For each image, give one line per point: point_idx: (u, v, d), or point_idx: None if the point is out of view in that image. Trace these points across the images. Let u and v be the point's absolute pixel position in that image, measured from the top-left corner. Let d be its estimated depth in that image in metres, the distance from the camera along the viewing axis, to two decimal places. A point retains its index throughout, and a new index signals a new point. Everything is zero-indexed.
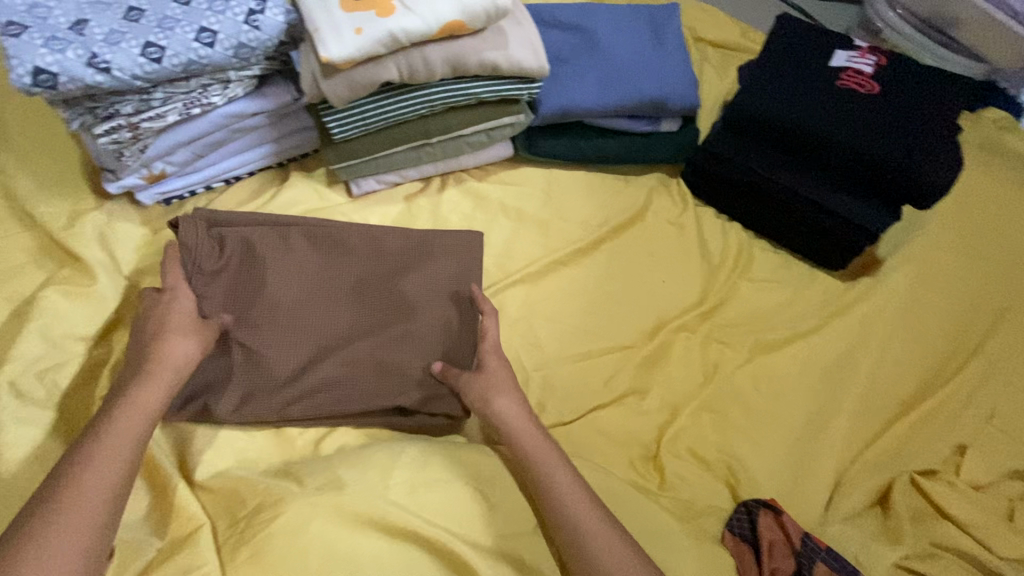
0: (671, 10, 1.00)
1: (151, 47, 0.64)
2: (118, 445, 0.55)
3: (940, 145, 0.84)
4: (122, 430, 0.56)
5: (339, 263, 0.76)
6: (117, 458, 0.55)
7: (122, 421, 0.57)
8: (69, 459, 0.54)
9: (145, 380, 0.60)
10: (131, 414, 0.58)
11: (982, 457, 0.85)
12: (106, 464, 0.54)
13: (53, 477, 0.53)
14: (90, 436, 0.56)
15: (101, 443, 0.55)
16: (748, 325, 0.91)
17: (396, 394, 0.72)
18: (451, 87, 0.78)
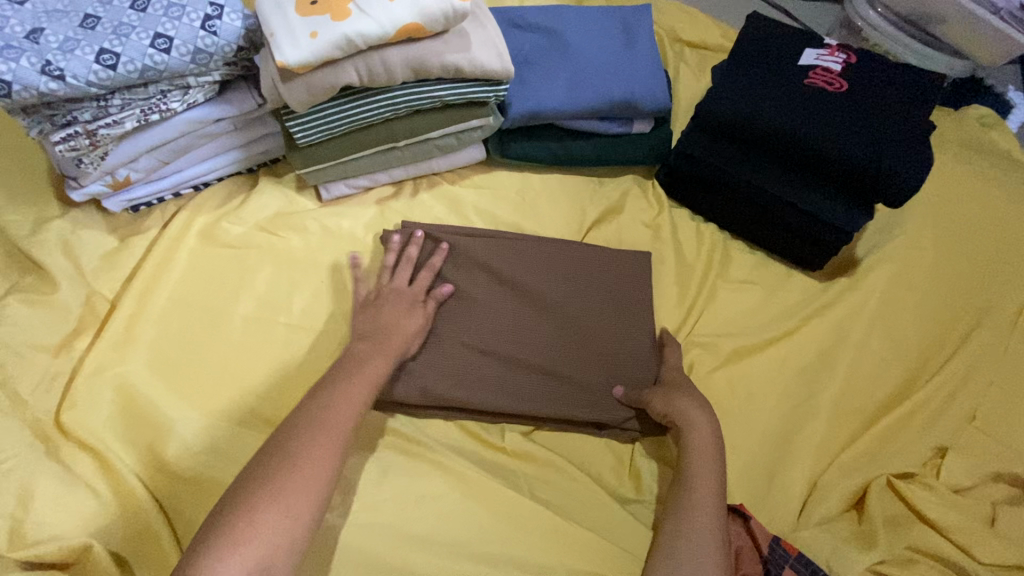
0: (643, 11, 1.00)
1: (106, 53, 0.64)
2: (334, 433, 0.59)
3: (910, 143, 0.83)
4: (335, 418, 0.60)
5: (551, 266, 0.84)
6: (308, 480, 0.55)
7: (335, 410, 0.61)
8: (271, 461, 0.55)
9: (360, 385, 0.65)
10: (344, 404, 0.62)
11: (965, 458, 0.83)
12: (325, 454, 0.57)
13: (263, 462, 0.56)
14: (280, 445, 0.57)
15: (326, 431, 0.59)
16: (723, 327, 0.90)
17: (554, 392, 0.77)
18: (413, 90, 0.78)
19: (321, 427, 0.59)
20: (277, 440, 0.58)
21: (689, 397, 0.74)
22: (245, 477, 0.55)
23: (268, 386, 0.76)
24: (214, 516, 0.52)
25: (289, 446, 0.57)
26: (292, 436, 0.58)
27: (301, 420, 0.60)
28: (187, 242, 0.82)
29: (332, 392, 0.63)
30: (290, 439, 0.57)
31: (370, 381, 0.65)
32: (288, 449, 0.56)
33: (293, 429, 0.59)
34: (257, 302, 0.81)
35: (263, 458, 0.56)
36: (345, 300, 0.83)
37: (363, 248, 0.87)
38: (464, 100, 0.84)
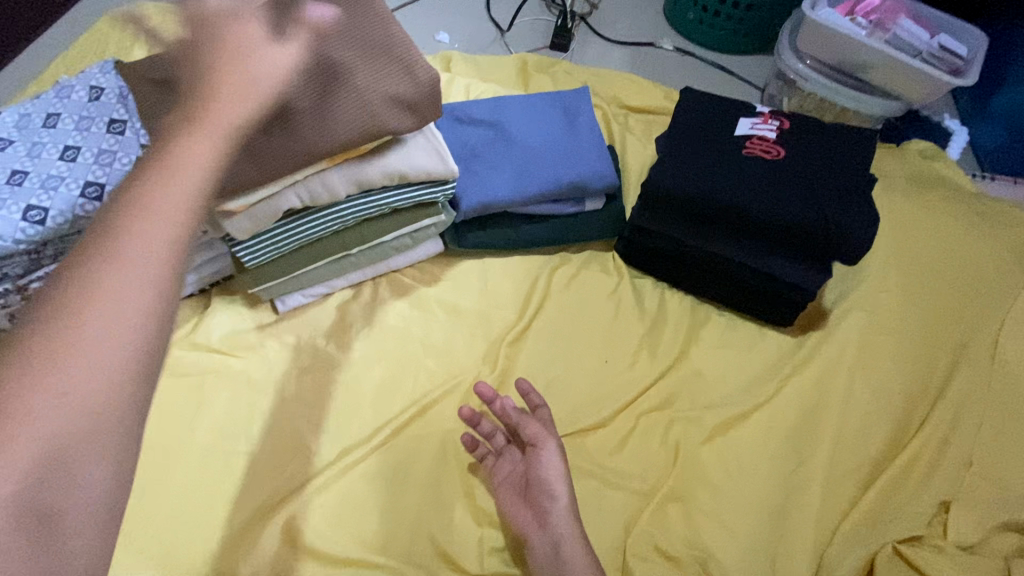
0: (580, 94, 1.02)
1: (34, 209, 0.63)
2: (142, 283, 0.35)
3: (854, 201, 0.83)
4: (156, 212, 0.36)
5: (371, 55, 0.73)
6: (119, 332, 0.34)
7: (131, 249, 0.35)
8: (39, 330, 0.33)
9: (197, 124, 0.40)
10: (133, 263, 0.35)
11: (969, 512, 0.80)
12: (103, 358, 0.33)
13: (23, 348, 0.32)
14: (58, 297, 0.34)
15: (99, 305, 0.34)
16: (704, 397, 0.88)
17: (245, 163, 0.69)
18: (360, 201, 0.80)
19: (172, 157, 0.38)
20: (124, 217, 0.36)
21: (556, 498, 0.72)
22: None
23: (233, 527, 0.72)
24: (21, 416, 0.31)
25: (104, 222, 0.36)
26: (99, 244, 0.35)
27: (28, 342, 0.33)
28: None
29: (101, 254, 0.35)
30: (114, 212, 0.36)
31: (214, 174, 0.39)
32: (95, 266, 0.35)
33: (158, 166, 0.38)
34: (218, 432, 0.77)
35: (29, 348, 0.32)
36: (309, 418, 0.80)
37: (326, 358, 0.85)
38: (413, 203, 0.85)
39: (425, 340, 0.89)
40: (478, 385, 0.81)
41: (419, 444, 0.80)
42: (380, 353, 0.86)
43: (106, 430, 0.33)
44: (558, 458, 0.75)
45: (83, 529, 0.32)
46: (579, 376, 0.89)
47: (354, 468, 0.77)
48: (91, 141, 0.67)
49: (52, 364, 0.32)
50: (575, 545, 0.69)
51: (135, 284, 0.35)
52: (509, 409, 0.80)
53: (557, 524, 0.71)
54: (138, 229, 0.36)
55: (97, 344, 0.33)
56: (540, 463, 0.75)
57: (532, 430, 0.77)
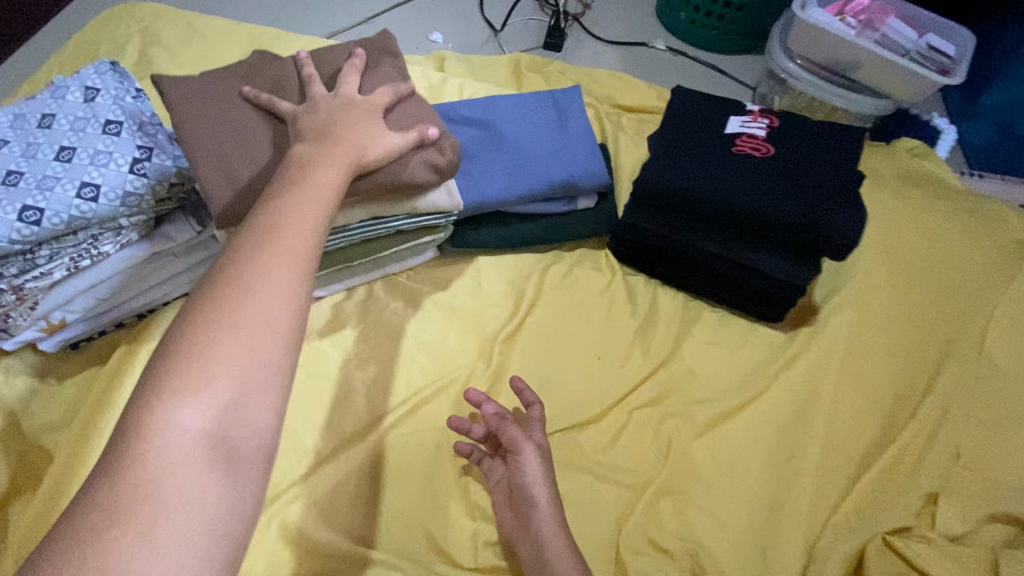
0: (573, 94, 1.03)
1: (29, 210, 0.63)
2: (267, 319, 0.43)
3: (844, 197, 0.84)
4: (273, 264, 0.46)
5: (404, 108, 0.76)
6: (251, 357, 0.42)
7: (259, 292, 0.44)
8: (187, 359, 0.41)
9: (299, 198, 0.51)
10: (259, 302, 0.44)
11: (957, 503, 0.81)
12: (242, 378, 0.41)
13: (176, 373, 0.41)
14: (200, 332, 0.42)
15: (236, 337, 0.42)
16: (695, 392, 0.89)
17: None
18: (366, 227, 0.80)
19: (282, 222, 0.48)
20: (248, 266, 0.45)
21: (538, 500, 0.72)
22: (159, 410, 0.40)
23: None
24: (178, 427, 0.39)
25: (243, 256, 0.46)
26: (244, 268, 0.45)
27: (181, 369, 0.41)
28: None
29: (232, 298, 0.44)
30: (255, 250, 0.47)
31: (313, 233, 0.49)
32: (239, 288, 0.44)
33: (271, 228, 0.48)
34: None
35: (179, 370, 0.41)
36: (305, 416, 0.81)
37: (321, 357, 0.85)
38: (416, 225, 0.86)
39: (420, 338, 0.89)
40: (467, 393, 0.81)
41: (413, 441, 0.80)
42: (374, 351, 0.87)
43: (255, 421, 0.42)
44: (537, 460, 0.75)
45: (244, 493, 0.40)
46: (572, 373, 0.89)
47: (348, 465, 0.77)
48: (86, 142, 0.67)
49: (210, 365, 0.41)
50: (558, 544, 0.69)
51: (276, 304, 0.44)
52: (493, 413, 0.80)
53: (539, 525, 0.70)
54: (259, 277, 0.45)
55: (248, 351, 0.42)
56: (522, 466, 0.75)
57: (512, 433, 0.77)
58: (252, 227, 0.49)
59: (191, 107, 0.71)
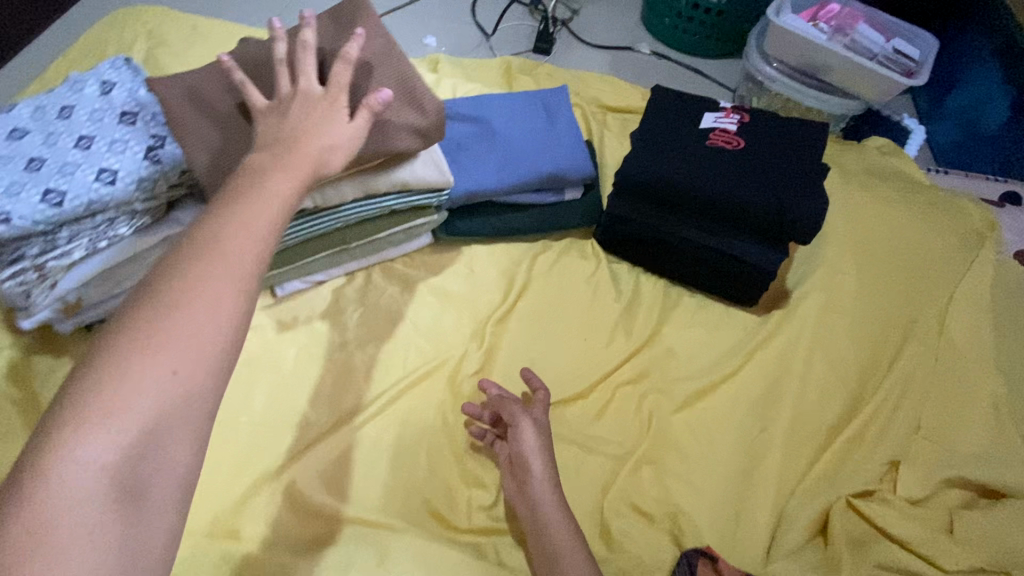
0: (560, 93, 1.10)
1: (51, 192, 0.67)
2: (184, 349, 0.42)
3: (809, 187, 0.91)
4: (203, 290, 0.44)
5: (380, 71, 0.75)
6: (166, 392, 0.41)
7: (180, 323, 0.42)
8: (95, 385, 0.40)
9: (239, 216, 0.48)
10: (179, 331, 0.42)
11: (915, 470, 0.88)
12: (153, 412, 0.40)
13: (82, 399, 0.39)
14: (111, 357, 0.41)
15: (151, 367, 0.41)
16: (675, 370, 0.95)
17: None
18: (364, 204, 0.85)
19: (219, 243, 0.46)
20: (176, 288, 0.44)
21: (534, 473, 0.77)
22: (59, 438, 0.38)
23: (236, 490, 0.77)
24: (72, 458, 0.38)
25: (171, 276, 0.44)
26: (172, 290, 0.44)
27: (89, 393, 0.40)
28: None
29: (155, 323, 0.42)
30: (187, 266, 0.45)
31: (251, 258, 0.47)
32: (160, 316, 0.42)
33: (206, 247, 0.45)
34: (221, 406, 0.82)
35: (84, 399, 0.40)
36: (309, 392, 0.86)
37: (323, 338, 0.91)
38: (410, 206, 0.90)
39: (416, 321, 0.94)
40: (483, 380, 0.86)
41: (411, 416, 0.85)
42: (373, 333, 0.92)
43: (168, 456, 0.41)
44: (533, 435, 0.80)
45: (146, 537, 0.39)
46: (560, 353, 0.95)
47: (350, 437, 0.82)
48: (104, 131, 0.72)
49: (125, 395, 0.40)
50: (555, 511, 0.74)
51: (196, 338, 0.43)
52: (492, 394, 0.85)
53: (537, 498, 0.75)
54: (187, 302, 0.43)
55: (168, 381, 0.41)
56: (520, 439, 0.80)
57: (510, 409, 0.82)
58: (187, 244, 0.47)
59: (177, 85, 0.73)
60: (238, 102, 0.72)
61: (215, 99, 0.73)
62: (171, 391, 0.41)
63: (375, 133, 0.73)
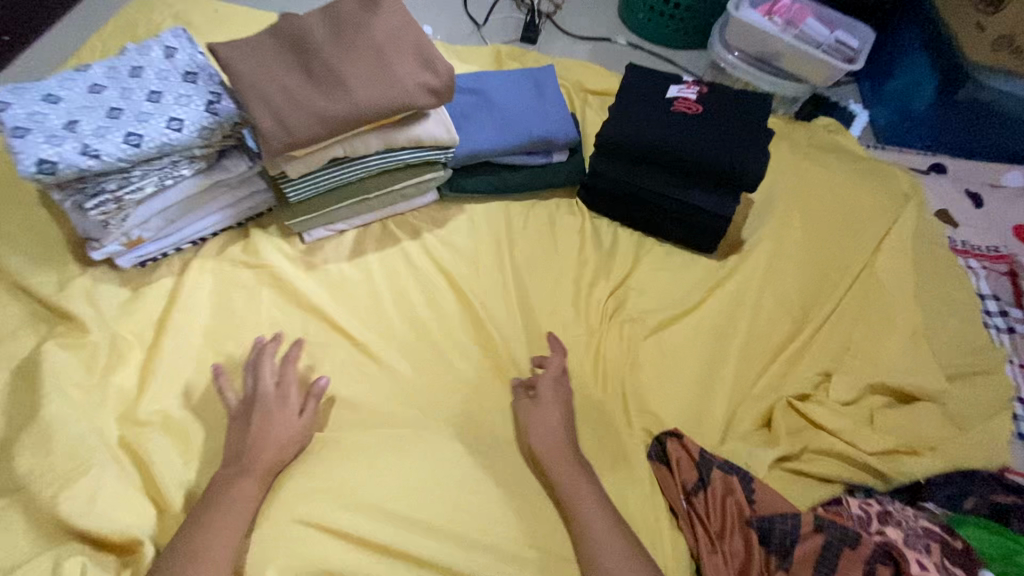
0: (547, 71, 1.26)
1: (132, 135, 0.81)
2: (240, 505, 0.76)
3: (757, 145, 1.09)
4: (228, 505, 0.76)
5: (400, 40, 0.91)
6: (217, 556, 0.71)
7: (210, 531, 0.73)
8: (184, 541, 0.72)
9: (252, 461, 0.80)
10: (224, 515, 0.75)
11: (844, 379, 1.06)
12: (213, 551, 0.71)
13: (175, 550, 0.72)
14: (181, 544, 0.72)
15: (210, 546, 0.72)
16: (648, 303, 1.11)
17: (302, 116, 0.83)
18: (384, 155, 0.99)
19: (252, 460, 0.80)
20: (201, 514, 0.75)
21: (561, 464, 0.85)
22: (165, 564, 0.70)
23: None
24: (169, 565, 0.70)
25: (205, 509, 0.75)
26: (204, 511, 0.75)
27: (174, 557, 0.71)
28: (194, 285, 0.97)
29: (210, 508, 0.76)
30: (183, 546, 0.72)
31: (258, 475, 0.79)
32: (201, 520, 0.74)
33: (228, 468, 0.80)
34: (266, 329, 0.97)
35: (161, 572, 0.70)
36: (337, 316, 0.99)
37: (347, 274, 1.05)
38: (422, 160, 1.05)
39: (426, 261, 1.09)
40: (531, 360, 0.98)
41: (425, 338, 1.00)
42: (390, 271, 1.07)
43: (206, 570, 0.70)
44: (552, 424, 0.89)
45: None
46: (550, 288, 1.09)
47: (374, 353, 0.97)
48: (171, 88, 0.86)
49: (202, 543, 0.72)
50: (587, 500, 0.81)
51: (214, 556, 0.71)
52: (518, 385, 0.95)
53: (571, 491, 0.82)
54: (223, 500, 0.76)
55: (224, 535, 0.73)
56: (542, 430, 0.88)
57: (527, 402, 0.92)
58: (221, 476, 0.80)
59: (228, 47, 0.87)
60: (282, 64, 0.87)
61: (261, 59, 0.87)
62: (218, 530, 0.73)
63: (396, 85, 0.87)
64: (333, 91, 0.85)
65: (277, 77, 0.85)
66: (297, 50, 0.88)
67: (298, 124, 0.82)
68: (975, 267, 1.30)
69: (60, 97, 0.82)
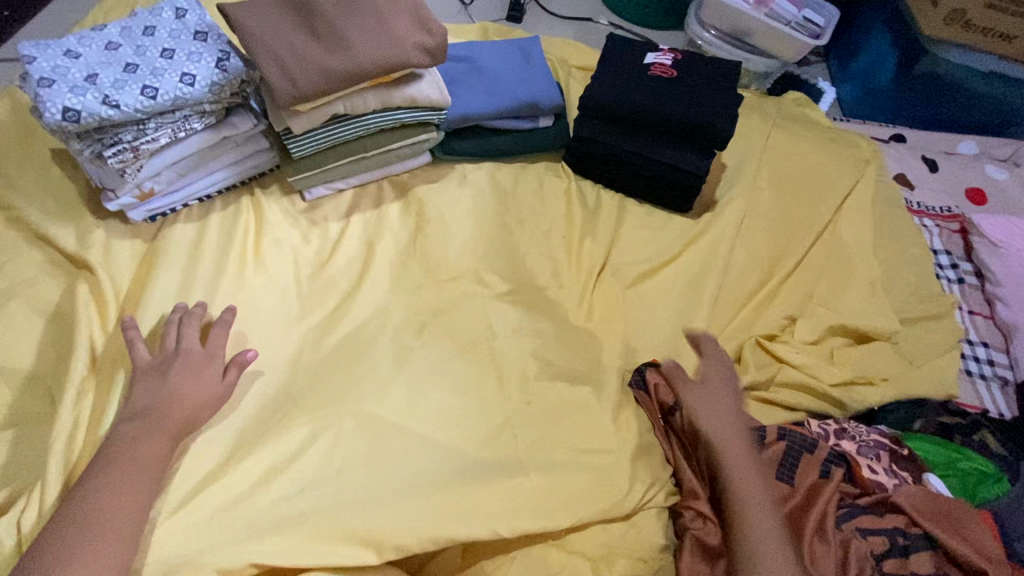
0: (533, 42, 1.34)
1: (147, 88, 0.87)
2: (130, 482, 0.71)
3: (727, 106, 1.18)
4: (121, 482, 0.71)
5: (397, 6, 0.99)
6: (105, 537, 0.66)
7: (99, 510, 0.68)
8: (61, 526, 0.66)
9: (143, 436, 0.75)
10: (116, 494, 0.70)
11: (807, 322, 1.16)
12: (103, 530, 0.67)
13: (51, 537, 0.66)
14: (57, 530, 0.66)
15: (95, 527, 0.67)
16: (630, 254, 1.18)
17: (308, 72, 0.90)
18: (382, 113, 1.08)
19: (147, 435, 0.75)
20: (90, 494, 0.69)
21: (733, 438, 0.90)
22: (38, 552, 0.64)
23: (282, 332, 0.96)
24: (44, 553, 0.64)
25: (88, 488, 0.70)
26: (87, 492, 0.69)
27: (47, 546, 0.65)
28: (200, 236, 1.02)
29: (92, 490, 0.70)
30: (60, 530, 0.66)
31: (153, 452, 0.74)
32: (83, 504, 0.68)
33: (117, 446, 0.74)
34: (266, 275, 1.01)
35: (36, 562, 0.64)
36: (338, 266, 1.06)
37: (345, 227, 1.10)
38: (417, 121, 1.13)
39: (419, 215, 1.14)
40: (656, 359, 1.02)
41: (419, 284, 1.06)
42: (386, 224, 1.12)
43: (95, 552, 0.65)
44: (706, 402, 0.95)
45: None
46: (536, 239, 1.15)
47: (373, 297, 1.03)
48: (183, 46, 0.92)
49: (90, 524, 0.67)
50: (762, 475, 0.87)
51: (107, 535, 0.67)
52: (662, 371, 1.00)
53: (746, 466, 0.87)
54: (112, 478, 0.71)
55: (120, 512, 0.69)
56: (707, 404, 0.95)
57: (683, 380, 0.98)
58: (105, 457, 0.73)
59: (236, 8, 0.94)
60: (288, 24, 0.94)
61: (268, 19, 0.93)
62: (116, 508, 0.69)
63: (394, 46, 0.95)
64: (337, 50, 0.92)
65: (284, 36, 0.92)
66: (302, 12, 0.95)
67: (305, 79, 0.90)
68: (930, 225, 1.41)
69: (80, 53, 0.89)
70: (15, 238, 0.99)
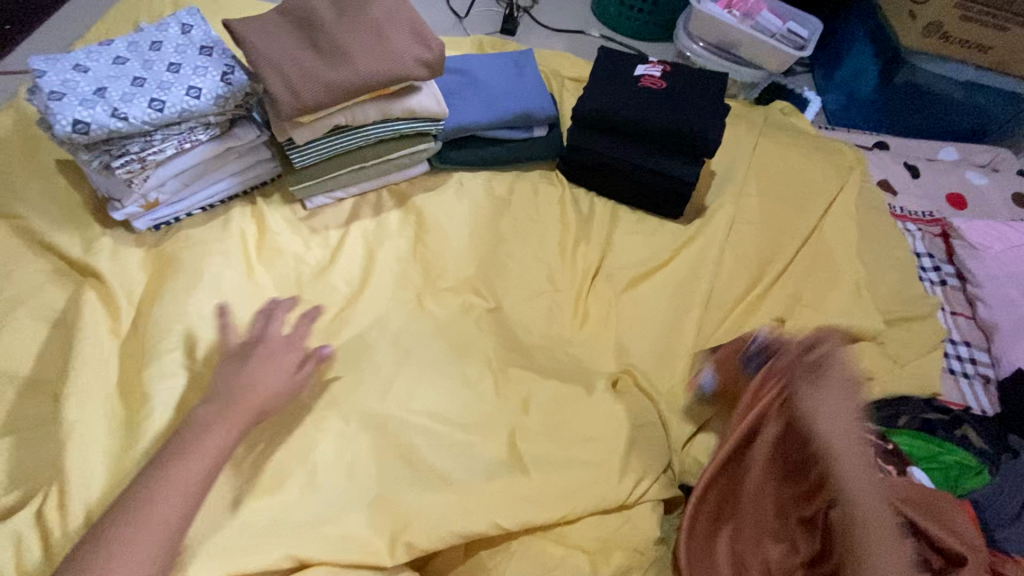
0: (526, 55, 1.38)
1: (155, 101, 0.90)
2: (189, 479, 0.71)
3: (715, 114, 1.22)
4: (180, 477, 0.70)
5: (397, 20, 1.02)
6: (158, 533, 0.66)
7: (161, 503, 0.68)
8: (120, 518, 0.66)
9: (208, 432, 0.75)
10: (177, 490, 0.70)
11: (794, 324, 1.20)
12: (160, 526, 0.67)
13: (115, 530, 0.65)
14: (120, 521, 0.66)
15: (148, 522, 0.66)
16: (623, 259, 1.22)
17: (310, 84, 0.93)
18: (381, 124, 1.11)
19: (214, 434, 0.75)
20: (156, 487, 0.69)
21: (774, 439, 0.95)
22: (94, 543, 0.64)
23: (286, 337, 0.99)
24: (100, 544, 0.64)
25: (152, 482, 0.69)
26: (150, 486, 0.69)
27: (104, 538, 0.65)
28: (204, 243, 1.04)
29: (155, 484, 0.69)
30: (118, 524, 0.66)
31: (212, 451, 0.74)
32: (143, 497, 0.68)
33: (183, 441, 0.74)
34: (270, 282, 1.04)
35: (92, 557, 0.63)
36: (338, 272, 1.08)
37: (346, 234, 1.13)
38: (415, 131, 1.16)
39: (418, 223, 1.18)
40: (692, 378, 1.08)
41: (419, 289, 1.09)
42: (386, 231, 1.15)
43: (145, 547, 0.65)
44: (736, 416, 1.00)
45: None
46: (533, 246, 1.19)
47: (375, 302, 1.05)
48: (188, 60, 0.95)
49: (146, 519, 0.66)
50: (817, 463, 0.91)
51: (159, 531, 0.67)
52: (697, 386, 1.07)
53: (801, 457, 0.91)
54: (178, 474, 0.70)
55: (174, 507, 0.68)
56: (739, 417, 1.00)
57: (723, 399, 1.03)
58: (166, 451, 0.73)
59: (240, 24, 0.97)
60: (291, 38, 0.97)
61: (271, 34, 0.97)
62: (171, 504, 0.68)
63: (394, 58, 0.98)
64: (337, 63, 0.96)
65: (287, 50, 0.96)
66: (304, 28, 0.99)
67: (307, 91, 0.93)
68: (912, 229, 1.46)
69: (88, 67, 0.92)
70: (21, 247, 1.00)
